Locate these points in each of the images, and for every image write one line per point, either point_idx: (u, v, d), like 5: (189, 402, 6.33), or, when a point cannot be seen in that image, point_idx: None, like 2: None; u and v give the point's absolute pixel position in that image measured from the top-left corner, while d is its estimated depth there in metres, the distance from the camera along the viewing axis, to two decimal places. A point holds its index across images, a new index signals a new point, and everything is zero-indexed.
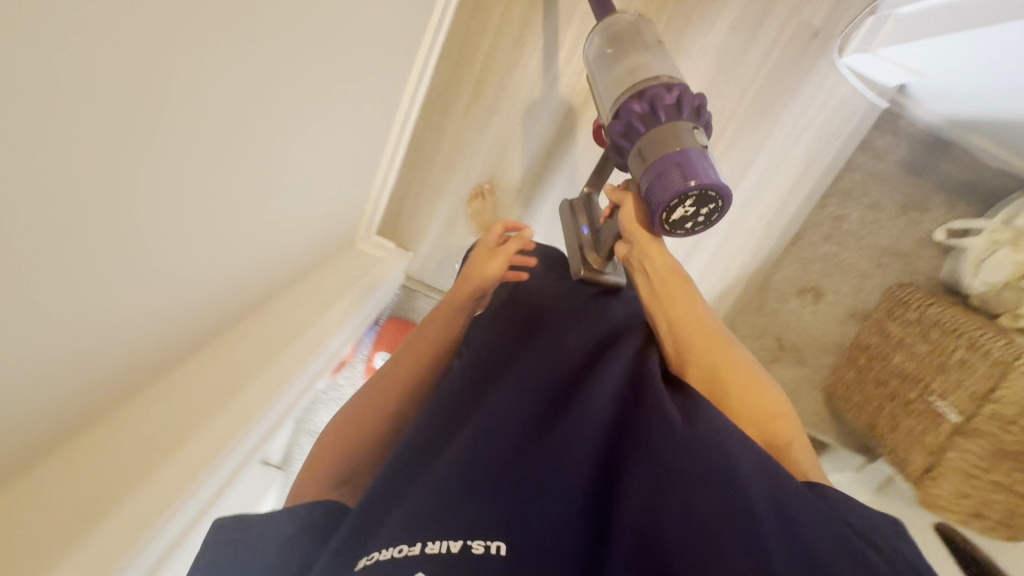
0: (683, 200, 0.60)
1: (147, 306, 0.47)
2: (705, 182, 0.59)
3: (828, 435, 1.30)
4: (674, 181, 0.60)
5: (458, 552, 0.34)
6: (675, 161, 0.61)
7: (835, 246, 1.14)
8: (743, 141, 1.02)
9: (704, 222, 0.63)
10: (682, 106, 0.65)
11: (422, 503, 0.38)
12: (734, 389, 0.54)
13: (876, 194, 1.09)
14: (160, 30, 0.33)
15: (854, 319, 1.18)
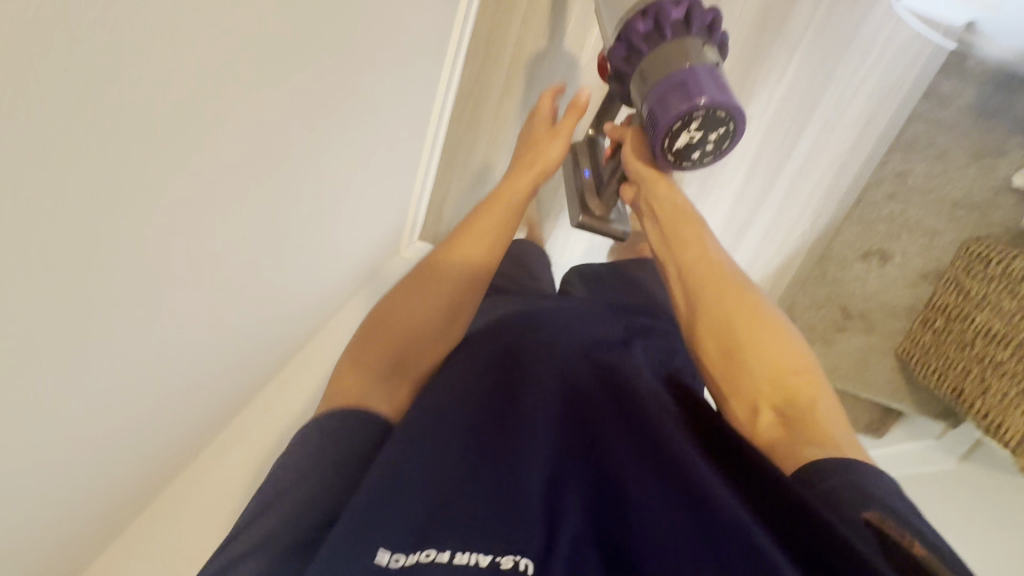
0: (687, 122, 0.56)
1: (191, 345, 0.46)
2: (712, 102, 0.55)
3: (906, 404, 1.23)
4: (678, 103, 0.56)
5: (487, 566, 0.38)
6: (679, 81, 0.56)
7: (900, 205, 1.06)
8: (796, 103, 0.96)
9: (711, 151, 0.59)
10: (691, 23, 0.60)
11: (449, 507, 0.41)
12: (757, 344, 0.55)
13: (942, 144, 1.02)
14: (170, 61, 0.31)
15: (926, 280, 1.11)
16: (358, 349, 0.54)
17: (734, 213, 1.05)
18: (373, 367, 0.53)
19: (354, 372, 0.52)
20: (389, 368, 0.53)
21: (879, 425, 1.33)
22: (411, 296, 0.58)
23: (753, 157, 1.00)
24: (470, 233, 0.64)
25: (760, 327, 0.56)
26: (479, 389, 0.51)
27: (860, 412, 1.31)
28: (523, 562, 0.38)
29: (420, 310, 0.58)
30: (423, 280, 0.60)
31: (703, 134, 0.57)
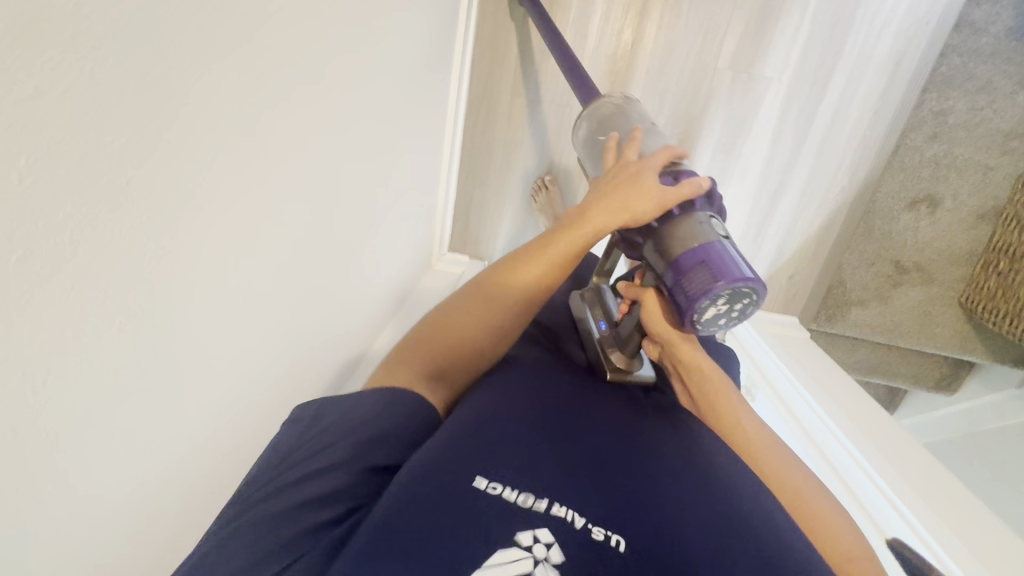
0: (715, 301, 0.46)
1: (261, 374, 0.47)
2: (736, 279, 0.45)
3: (977, 355, 1.16)
4: (695, 285, 0.46)
5: (582, 528, 0.33)
6: (692, 261, 0.47)
7: (945, 145, 1.00)
8: (818, 54, 0.92)
9: (740, 318, 0.48)
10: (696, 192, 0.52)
11: (541, 472, 0.36)
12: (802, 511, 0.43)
13: (983, 75, 0.96)
14: (206, 95, 0.32)
15: (983, 220, 1.05)
16: (407, 349, 0.48)
17: (766, 177, 1.01)
18: (419, 368, 0.47)
19: (404, 364, 0.47)
20: (431, 376, 0.48)
21: (948, 380, 1.28)
22: (453, 320, 0.51)
23: (780, 116, 0.96)
24: (515, 271, 0.53)
25: (807, 504, 0.44)
26: (541, 383, 0.47)
27: (927, 368, 1.27)
28: (615, 539, 0.33)
29: (459, 343, 0.50)
30: (472, 306, 0.51)
31: (729, 307, 0.47)
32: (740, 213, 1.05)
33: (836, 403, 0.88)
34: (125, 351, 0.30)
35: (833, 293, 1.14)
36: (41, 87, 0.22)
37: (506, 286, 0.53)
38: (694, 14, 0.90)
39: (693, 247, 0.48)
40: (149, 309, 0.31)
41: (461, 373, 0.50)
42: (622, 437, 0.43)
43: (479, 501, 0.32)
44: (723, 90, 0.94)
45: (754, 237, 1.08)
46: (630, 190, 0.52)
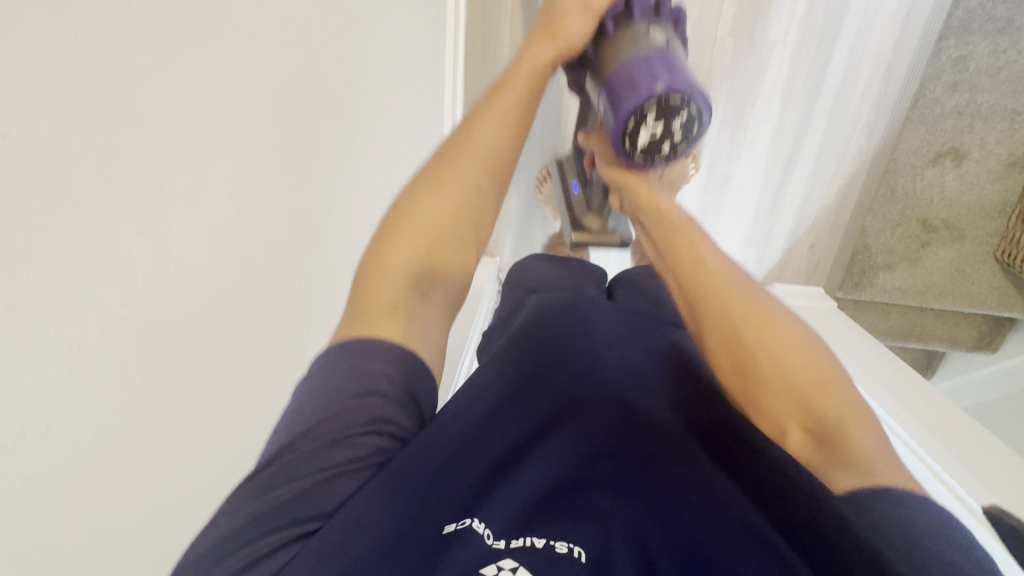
0: (641, 117, 0.49)
1: None
2: (661, 89, 0.48)
3: (1017, 311, 1.11)
4: (626, 99, 0.49)
5: (543, 548, 0.33)
6: (629, 76, 0.50)
7: (967, 93, 0.95)
8: (822, 14, 0.87)
9: (684, 140, 0.51)
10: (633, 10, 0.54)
11: (507, 500, 0.36)
12: (775, 362, 0.43)
13: (1003, 14, 0.90)
14: None
15: (1014, 169, 1.00)
16: (383, 244, 0.47)
17: (778, 146, 0.96)
18: (406, 259, 0.47)
19: (387, 265, 0.46)
20: (422, 258, 0.47)
21: (988, 340, 1.23)
22: (424, 199, 0.49)
23: (787, 80, 0.91)
24: (476, 128, 0.52)
25: (765, 336, 0.44)
26: (495, 389, 0.46)
27: (963, 329, 1.22)
28: (577, 550, 0.33)
29: (436, 221, 0.49)
30: (435, 180, 0.50)
31: (665, 124, 0.49)
32: (752, 186, 0.99)
33: (867, 372, 0.85)
34: (49, 389, 0.29)
35: (858, 259, 1.11)
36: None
37: (469, 152, 0.51)
38: None
39: (630, 61, 0.51)
40: (103, 345, 0.31)
41: (451, 251, 0.50)
42: (579, 425, 0.44)
43: (454, 541, 0.33)
44: (724, 60, 0.91)
45: (769, 211, 1.01)
46: (556, 17, 0.54)
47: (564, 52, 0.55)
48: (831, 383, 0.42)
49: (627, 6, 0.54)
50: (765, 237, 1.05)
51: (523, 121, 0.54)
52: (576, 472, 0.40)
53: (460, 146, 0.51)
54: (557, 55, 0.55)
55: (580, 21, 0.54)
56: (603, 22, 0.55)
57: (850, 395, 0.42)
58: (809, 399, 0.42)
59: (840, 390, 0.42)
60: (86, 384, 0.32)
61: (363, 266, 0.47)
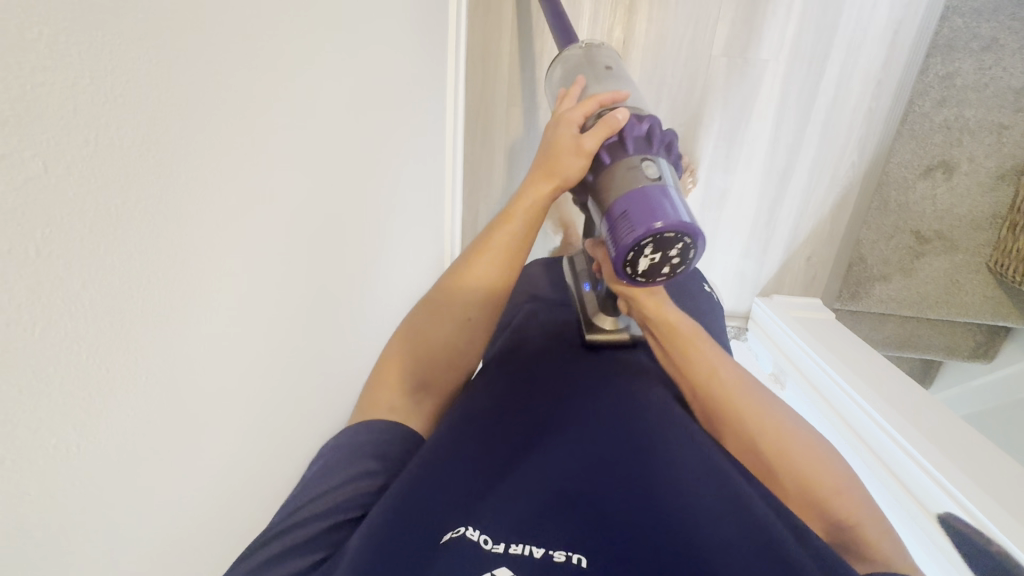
0: (639, 250, 0.46)
1: (291, 404, 0.48)
2: (658, 223, 0.45)
3: (1014, 318, 1.13)
4: (623, 234, 0.47)
5: (541, 556, 0.34)
6: (623, 209, 0.48)
7: (955, 108, 0.99)
8: (813, 32, 0.88)
9: (681, 263, 0.48)
10: (626, 139, 0.52)
11: (510, 510, 0.37)
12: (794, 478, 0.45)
13: (986, 33, 0.94)
14: (197, 134, 0.32)
15: (1004, 180, 1.03)
16: (381, 369, 0.49)
17: (773, 161, 0.97)
18: (400, 388, 0.49)
19: (384, 382, 0.48)
20: (414, 387, 0.49)
21: (986, 348, 1.25)
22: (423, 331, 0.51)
23: (780, 97, 0.92)
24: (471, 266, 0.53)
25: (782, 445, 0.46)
26: (508, 423, 0.47)
27: (961, 338, 1.24)
28: (575, 556, 0.34)
29: (427, 353, 0.51)
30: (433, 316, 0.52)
31: (663, 253, 0.47)
32: (749, 200, 1.00)
33: (854, 374, 0.88)
34: (152, 392, 0.30)
35: (854, 270, 1.13)
36: (61, 133, 0.23)
37: (461, 291, 0.52)
38: (683, 4, 0.89)
39: (626, 193, 0.49)
40: (164, 367, 0.31)
41: (442, 374, 0.52)
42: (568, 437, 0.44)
43: (449, 548, 0.34)
44: (720, 79, 0.92)
45: (766, 223, 1.02)
46: (551, 155, 0.53)
47: (561, 187, 0.54)
48: (842, 485, 0.45)
49: (621, 137, 0.52)
50: (763, 249, 1.05)
51: (516, 264, 0.54)
52: (570, 479, 0.40)
53: (456, 281, 0.53)
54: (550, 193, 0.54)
55: (575, 159, 0.52)
56: (599, 153, 0.52)
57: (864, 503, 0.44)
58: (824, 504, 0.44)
59: (851, 492, 0.45)
60: (182, 388, 0.33)
61: (366, 383, 0.49)
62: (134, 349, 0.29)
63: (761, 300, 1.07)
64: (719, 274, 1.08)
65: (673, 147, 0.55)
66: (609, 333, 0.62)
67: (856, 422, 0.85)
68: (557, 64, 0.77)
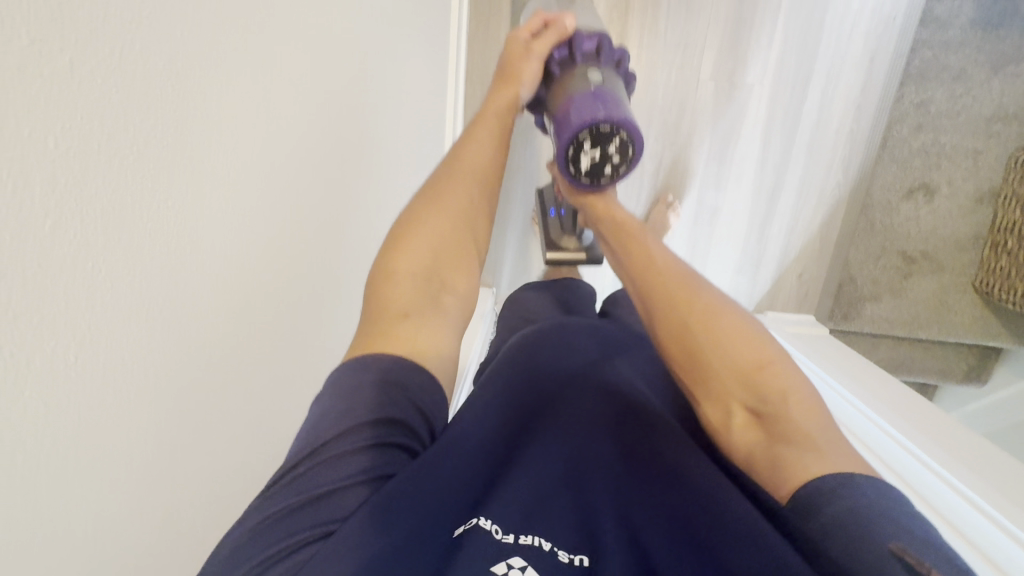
0: (578, 145, 0.52)
1: (264, 381, 0.46)
2: (589, 118, 0.50)
3: (1002, 339, 1.14)
4: (561, 132, 0.52)
5: (548, 551, 0.38)
6: (563, 110, 0.53)
7: (932, 134, 1.04)
8: (795, 58, 0.93)
9: (623, 164, 0.53)
10: (574, 53, 0.58)
11: (525, 501, 0.40)
12: (720, 347, 0.46)
13: (956, 64, 1.00)
14: (179, 83, 0.32)
15: (983, 204, 1.07)
16: (389, 262, 0.47)
17: (761, 179, 1.00)
18: (408, 279, 0.46)
19: (393, 285, 0.46)
20: (425, 282, 0.47)
21: (978, 371, 1.26)
22: (419, 221, 0.49)
23: (766, 118, 0.96)
24: (458, 165, 0.54)
25: (715, 322, 0.48)
26: (511, 409, 0.48)
27: (953, 361, 1.25)
28: (579, 558, 0.38)
29: (431, 237, 0.49)
30: (427, 202, 0.51)
31: (602, 150, 0.52)
32: (740, 218, 1.02)
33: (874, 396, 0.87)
34: (116, 330, 0.29)
35: (845, 290, 1.15)
36: (34, 40, 0.23)
37: (456, 182, 0.53)
38: (670, 31, 0.94)
39: (565, 98, 0.54)
40: (129, 305, 0.30)
41: (455, 261, 0.50)
42: (558, 422, 0.47)
43: (464, 541, 0.37)
44: (708, 100, 0.97)
45: (757, 240, 1.04)
46: (509, 66, 0.59)
47: (523, 92, 0.58)
48: (770, 359, 0.46)
49: (571, 51, 0.58)
50: (756, 267, 1.06)
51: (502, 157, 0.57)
52: (572, 474, 0.43)
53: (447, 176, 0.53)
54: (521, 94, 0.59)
55: (530, 63, 0.58)
56: (550, 59, 0.59)
57: (790, 377, 0.45)
58: (751, 377, 0.45)
59: (780, 372, 0.45)
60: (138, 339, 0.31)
61: (370, 295, 0.46)
62: (99, 277, 0.28)
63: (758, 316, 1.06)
64: None
65: (625, 63, 0.61)
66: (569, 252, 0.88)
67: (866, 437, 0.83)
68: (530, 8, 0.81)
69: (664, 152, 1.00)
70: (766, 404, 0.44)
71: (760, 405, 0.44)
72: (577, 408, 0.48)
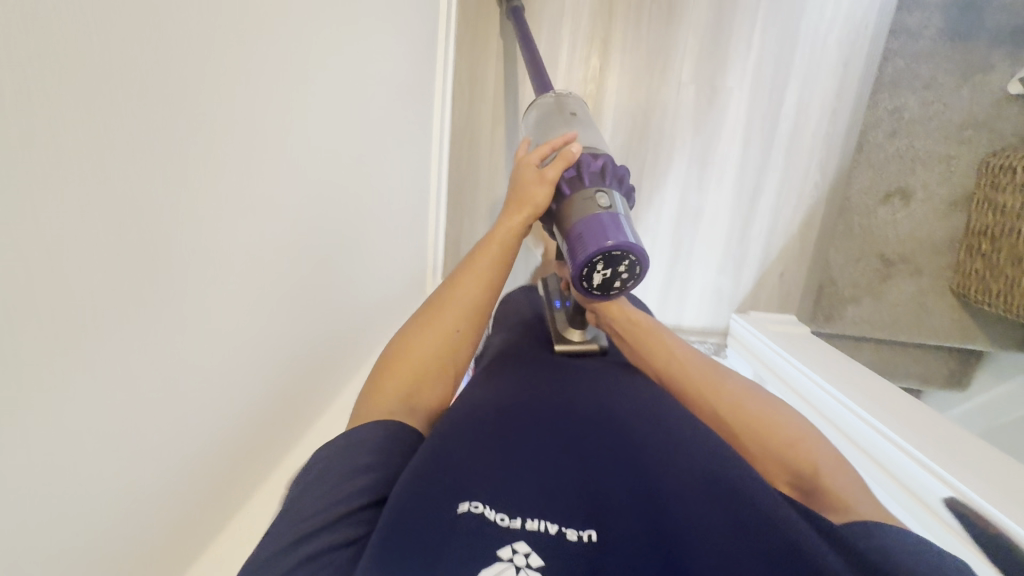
0: (592, 266, 0.56)
1: (239, 345, 0.46)
2: (603, 245, 0.54)
3: (982, 342, 1.16)
4: (577, 253, 0.56)
5: (556, 535, 0.38)
6: (579, 231, 0.57)
7: (906, 140, 1.08)
8: (772, 61, 0.96)
9: (630, 278, 0.58)
10: (583, 174, 0.61)
11: (524, 489, 0.41)
12: (753, 430, 0.53)
13: (927, 73, 1.04)
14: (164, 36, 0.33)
15: (958, 208, 1.10)
16: (378, 377, 0.54)
17: (742, 181, 1.02)
18: (394, 395, 0.53)
19: (380, 395, 0.53)
20: (405, 400, 0.54)
21: (960, 376, 1.27)
22: (415, 345, 0.56)
23: (746, 121, 0.99)
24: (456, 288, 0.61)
25: (743, 407, 0.55)
26: (502, 416, 0.50)
27: (935, 365, 1.27)
28: (586, 534, 0.38)
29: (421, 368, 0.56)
30: (423, 331, 0.58)
31: (612, 269, 0.56)
32: (723, 219, 1.04)
33: (873, 401, 0.85)
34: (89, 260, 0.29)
35: (826, 292, 1.17)
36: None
37: (448, 310, 0.59)
38: (652, 35, 0.97)
39: (579, 220, 0.58)
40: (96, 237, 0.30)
41: (430, 388, 0.56)
42: (546, 429, 0.49)
43: (466, 522, 0.37)
44: (689, 103, 0.99)
45: (739, 240, 1.05)
46: (521, 189, 0.63)
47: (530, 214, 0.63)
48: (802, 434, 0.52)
49: (578, 172, 0.61)
50: (738, 266, 1.07)
51: (498, 281, 0.62)
52: (567, 467, 0.44)
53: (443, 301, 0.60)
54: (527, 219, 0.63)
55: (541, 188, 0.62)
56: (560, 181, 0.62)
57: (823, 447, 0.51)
58: (786, 451, 0.51)
59: (815, 444, 0.51)
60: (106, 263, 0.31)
61: (362, 392, 0.54)
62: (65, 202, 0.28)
63: (739, 316, 1.08)
64: (695, 291, 1.09)
65: (626, 178, 0.65)
66: (577, 344, 0.71)
67: (865, 441, 0.82)
68: (533, 108, 0.84)
69: (648, 154, 1.02)
70: (807, 479, 0.50)
71: (795, 480, 0.51)
72: (576, 423, 0.50)
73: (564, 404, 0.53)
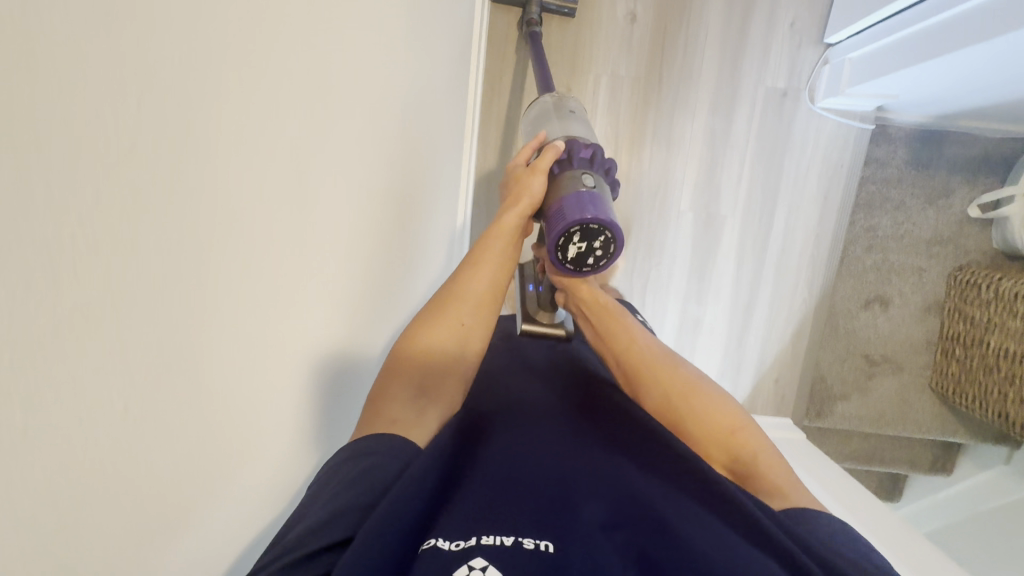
0: (568, 237, 0.59)
1: None
2: (580, 217, 0.58)
3: (960, 435, 1.25)
4: (556, 223, 0.60)
5: (511, 546, 0.39)
6: (559, 205, 0.61)
7: (881, 254, 1.19)
8: (761, 195, 1.07)
9: (605, 256, 0.62)
10: (573, 159, 0.65)
11: (476, 509, 0.42)
12: (699, 420, 0.59)
13: (896, 197, 1.16)
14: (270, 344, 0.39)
15: (932, 313, 1.21)
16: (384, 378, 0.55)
17: (737, 295, 1.11)
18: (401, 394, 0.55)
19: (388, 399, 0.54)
20: (417, 396, 0.56)
21: (942, 462, 1.35)
22: (418, 344, 0.58)
23: (738, 243, 1.09)
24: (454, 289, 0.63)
25: (691, 389, 0.61)
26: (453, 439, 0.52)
27: (919, 451, 1.34)
28: (544, 544, 0.40)
29: (431, 356, 0.58)
30: (432, 324, 0.60)
31: (587, 244, 0.60)
32: (721, 329, 1.13)
33: (815, 478, 0.99)
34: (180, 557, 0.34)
35: (817, 387, 1.24)
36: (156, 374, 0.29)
37: (447, 311, 0.61)
38: (651, 168, 1.07)
39: (562, 197, 0.61)
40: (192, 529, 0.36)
41: (438, 376, 0.58)
42: (495, 452, 0.51)
43: (419, 558, 0.37)
44: (689, 227, 1.09)
45: (736, 348, 1.13)
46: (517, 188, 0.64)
47: (531, 205, 0.64)
48: (740, 426, 0.59)
49: (570, 159, 0.64)
50: (735, 372, 1.15)
51: (504, 276, 0.65)
52: (513, 481, 0.46)
53: (448, 299, 0.62)
54: (524, 211, 0.65)
55: (537, 180, 0.64)
56: (552, 172, 0.65)
57: (759, 440, 0.58)
58: (729, 439, 0.58)
59: (750, 435, 0.58)
60: (234, 492, 0.36)
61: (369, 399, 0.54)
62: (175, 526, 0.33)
63: None
64: None
65: (613, 171, 0.68)
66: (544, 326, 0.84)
67: None
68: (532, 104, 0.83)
69: (651, 270, 1.10)
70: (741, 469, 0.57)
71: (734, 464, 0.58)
72: (528, 450, 0.52)
73: (513, 433, 0.56)
